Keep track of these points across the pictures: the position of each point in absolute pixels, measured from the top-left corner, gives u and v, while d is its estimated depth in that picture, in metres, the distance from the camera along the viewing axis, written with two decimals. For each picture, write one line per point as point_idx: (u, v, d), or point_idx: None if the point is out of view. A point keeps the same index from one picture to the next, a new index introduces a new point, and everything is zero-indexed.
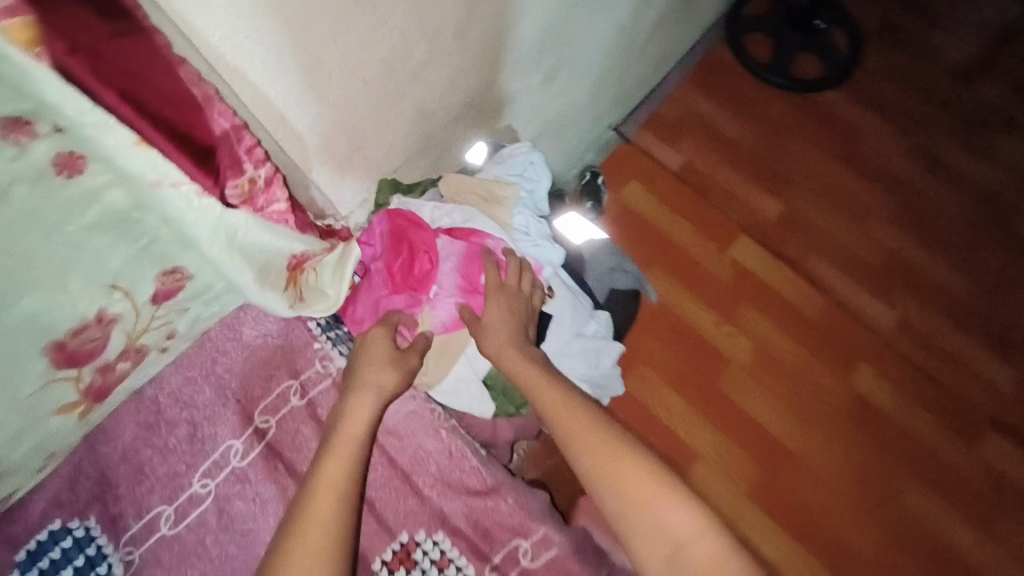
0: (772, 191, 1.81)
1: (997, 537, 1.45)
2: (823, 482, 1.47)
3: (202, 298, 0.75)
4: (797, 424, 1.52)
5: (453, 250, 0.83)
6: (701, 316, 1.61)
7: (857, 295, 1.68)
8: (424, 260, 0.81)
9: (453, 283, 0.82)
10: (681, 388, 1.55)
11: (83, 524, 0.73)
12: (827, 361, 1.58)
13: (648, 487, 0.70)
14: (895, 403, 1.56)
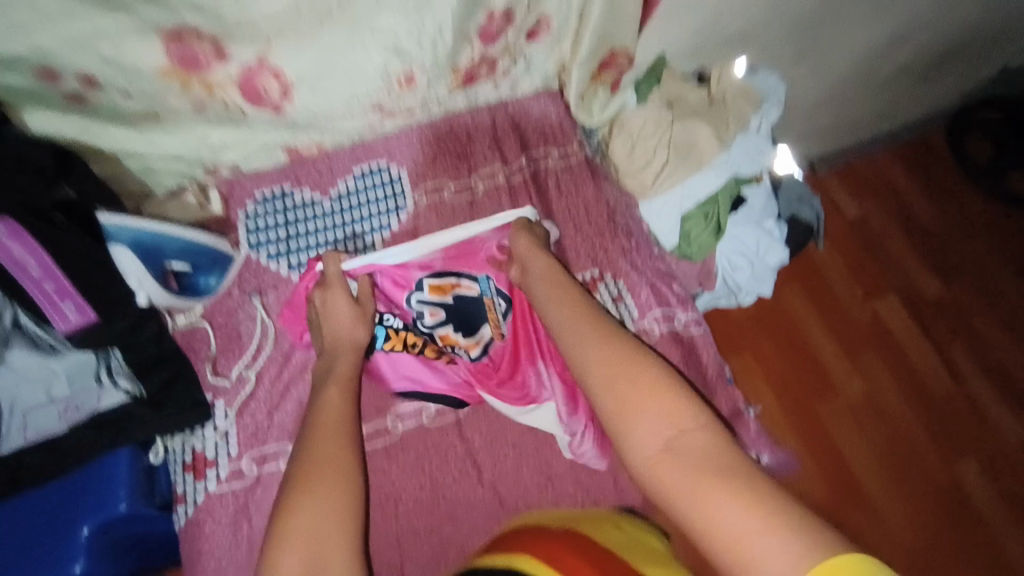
0: (936, 272, 1.83)
1: None
2: (885, 531, 1.50)
3: (548, 56, 0.93)
4: (878, 473, 1.57)
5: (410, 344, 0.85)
6: (823, 343, 1.70)
7: (986, 395, 1.68)
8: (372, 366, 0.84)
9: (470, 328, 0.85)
10: (780, 392, 1.65)
11: (398, 170, 0.97)
12: (930, 434, 1.62)
13: (650, 383, 0.60)
14: (988, 503, 1.55)
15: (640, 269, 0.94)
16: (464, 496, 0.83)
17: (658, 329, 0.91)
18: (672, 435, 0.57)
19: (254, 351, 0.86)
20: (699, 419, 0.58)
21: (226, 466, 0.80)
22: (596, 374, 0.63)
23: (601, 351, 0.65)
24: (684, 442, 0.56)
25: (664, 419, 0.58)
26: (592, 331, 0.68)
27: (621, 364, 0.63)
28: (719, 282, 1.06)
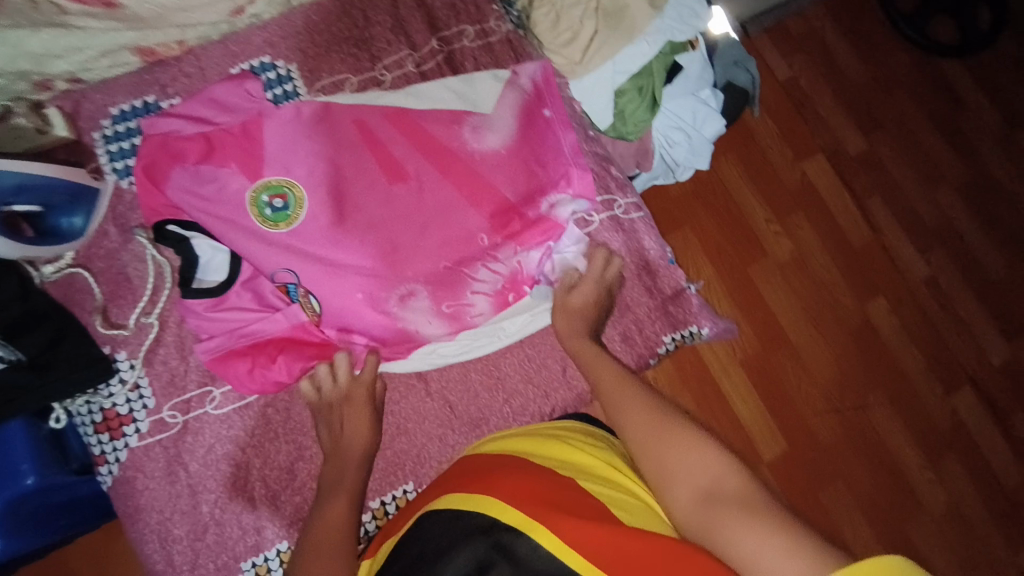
0: (861, 130, 1.86)
1: (937, 468, 1.64)
2: (809, 375, 1.65)
3: None
4: (804, 324, 1.68)
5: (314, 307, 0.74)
6: (755, 209, 1.73)
7: (899, 242, 1.80)
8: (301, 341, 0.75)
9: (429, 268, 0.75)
10: (718, 263, 1.69)
11: (284, 64, 0.82)
12: (850, 284, 1.73)
13: (680, 431, 0.62)
14: (897, 339, 1.71)
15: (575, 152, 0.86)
16: (415, 410, 0.82)
17: (597, 218, 0.86)
18: (707, 484, 0.57)
19: (151, 293, 0.76)
20: (730, 464, 0.58)
21: (146, 419, 0.73)
22: (623, 421, 0.66)
23: (629, 403, 0.67)
24: (717, 491, 0.56)
25: (698, 467, 0.59)
26: (615, 385, 0.70)
27: (650, 416, 0.65)
28: (657, 160, 1.01)
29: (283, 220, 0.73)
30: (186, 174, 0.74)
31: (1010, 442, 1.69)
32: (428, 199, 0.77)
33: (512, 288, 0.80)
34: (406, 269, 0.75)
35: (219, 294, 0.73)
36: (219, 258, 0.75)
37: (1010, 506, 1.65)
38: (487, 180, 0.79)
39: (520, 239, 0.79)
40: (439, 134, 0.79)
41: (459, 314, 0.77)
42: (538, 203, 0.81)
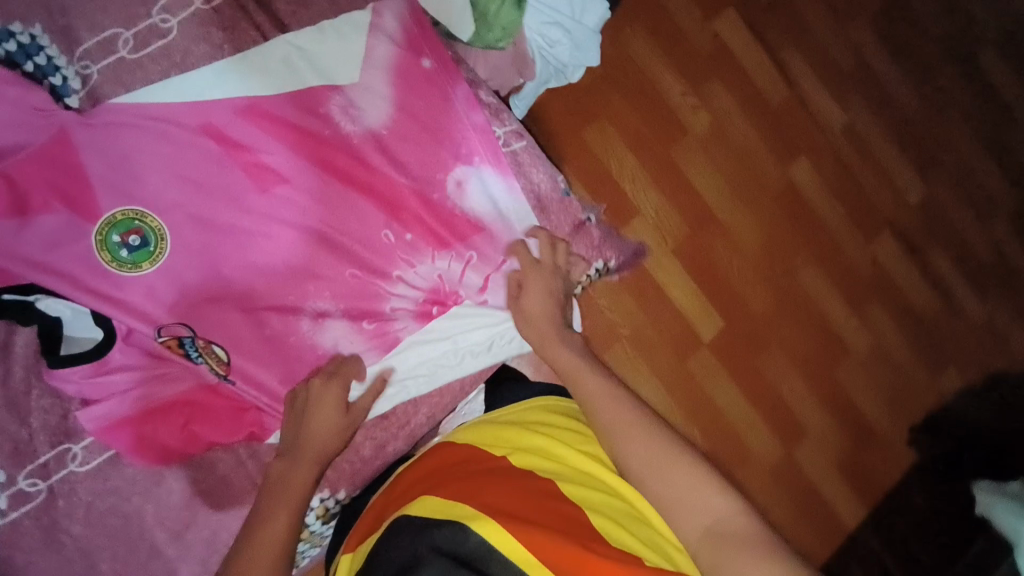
0: None
1: (862, 315, 1.73)
2: (737, 250, 1.65)
3: None
4: (729, 199, 1.64)
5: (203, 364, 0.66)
6: (670, 85, 1.60)
7: (818, 95, 1.72)
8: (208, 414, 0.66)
9: (339, 285, 0.68)
10: (637, 148, 1.58)
11: (26, 25, 0.61)
12: (772, 149, 1.67)
13: (676, 461, 0.55)
14: (819, 197, 1.71)
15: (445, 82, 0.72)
16: None
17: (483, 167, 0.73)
18: (709, 521, 0.52)
19: None
20: (735, 506, 0.52)
21: (1, 497, 0.62)
22: (614, 439, 0.58)
23: (616, 425, 0.59)
24: (722, 530, 0.51)
25: (703, 508, 0.52)
26: (607, 406, 0.60)
27: (646, 437, 0.57)
28: (540, 65, 0.86)
29: (146, 258, 0.64)
30: (6, 229, 0.61)
31: (924, 273, 1.78)
32: (305, 200, 0.68)
33: (436, 302, 0.72)
34: (302, 286, 0.67)
35: (97, 357, 0.63)
36: (84, 317, 0.63)
37: (926, 336, 1.77)
38: (375, 166, 0.69)
39: (438, 241, 0.71)
40: (310, 125, 0.67)
41: (382, 330, 0.70)
42: (444, 182, 0.71)
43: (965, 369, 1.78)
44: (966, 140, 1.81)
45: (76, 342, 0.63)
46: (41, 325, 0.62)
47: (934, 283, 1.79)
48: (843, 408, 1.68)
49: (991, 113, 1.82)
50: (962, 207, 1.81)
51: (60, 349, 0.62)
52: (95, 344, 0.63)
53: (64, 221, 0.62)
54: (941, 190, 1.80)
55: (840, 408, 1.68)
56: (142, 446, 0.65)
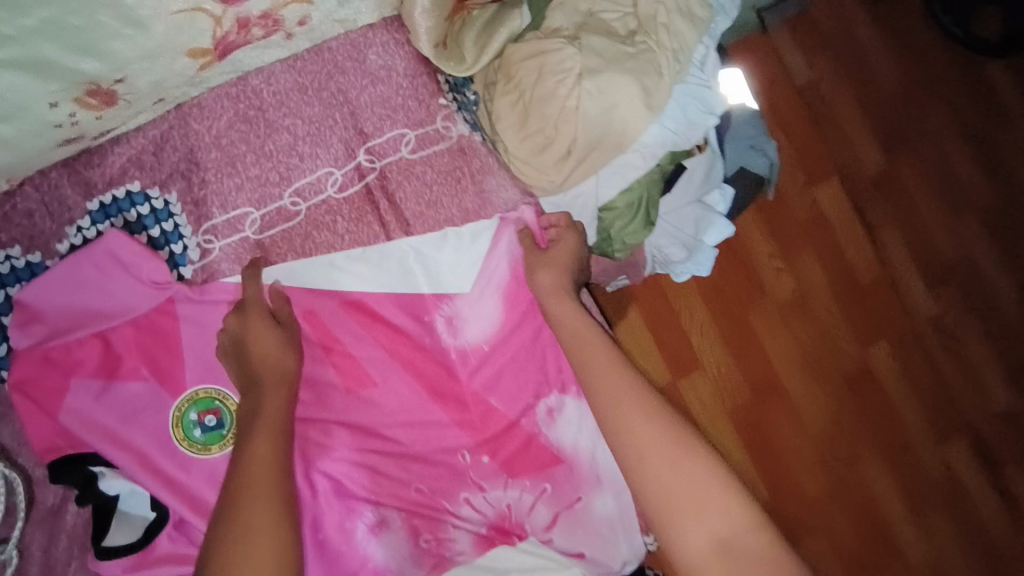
0: (885, 146, 1.64)
1: (920, 520, 1.61)
2: (798, 425, 1.56)
3: None
4: (798, 370, 1.57)
5: None
6: (758, 242, 1.55)
7: (912, 279, 1.64)
8: None
9: (403, 496, 0.65)
10: (715, 304, 1.53)
11: (162, 195, 0.61)
12: (853, 327, 1.59)
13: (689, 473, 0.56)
14: (895, 384, 1.61)
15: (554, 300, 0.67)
16: None
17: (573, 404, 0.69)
18: (725, 531, 0.54)
19: (7, 514, 0.59)
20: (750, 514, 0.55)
21: None
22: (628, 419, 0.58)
23: (623, 399, 0.59)
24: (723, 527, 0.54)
25: (719, 519, 0.54)
26: (622, 386, 0.60)
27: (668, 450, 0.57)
28: (647, 270, 0.83)
29: (216, 442, 0.62)
30: (89, 389, 0.60)
31: (996, 485, 1.66)
32: (389, 406, 0.66)
33: (501, 533, 0.67)
34: (365, 494, 0.65)
35: (144, 545, 0.60)
36: (138, 494, 0.61)
37: (987, 555, 1.64)
38: (462, 382, 0.68)
39: (514, 469, 0.68)
40: (411, 330, 0.67)
41: (438, 551, 0.65)
42: (534, 408, 0.69)
43: None
44: None
45: (126, 524, 0.60)
46: (94, 502, 0.60)
47: (1005, 498, 1.66)
48: None
49: None
50: None
51: (109, 532, 0.59)
52: (144, 526, 0.61)
53: (150, 389, 0.62)
54: None
55: None
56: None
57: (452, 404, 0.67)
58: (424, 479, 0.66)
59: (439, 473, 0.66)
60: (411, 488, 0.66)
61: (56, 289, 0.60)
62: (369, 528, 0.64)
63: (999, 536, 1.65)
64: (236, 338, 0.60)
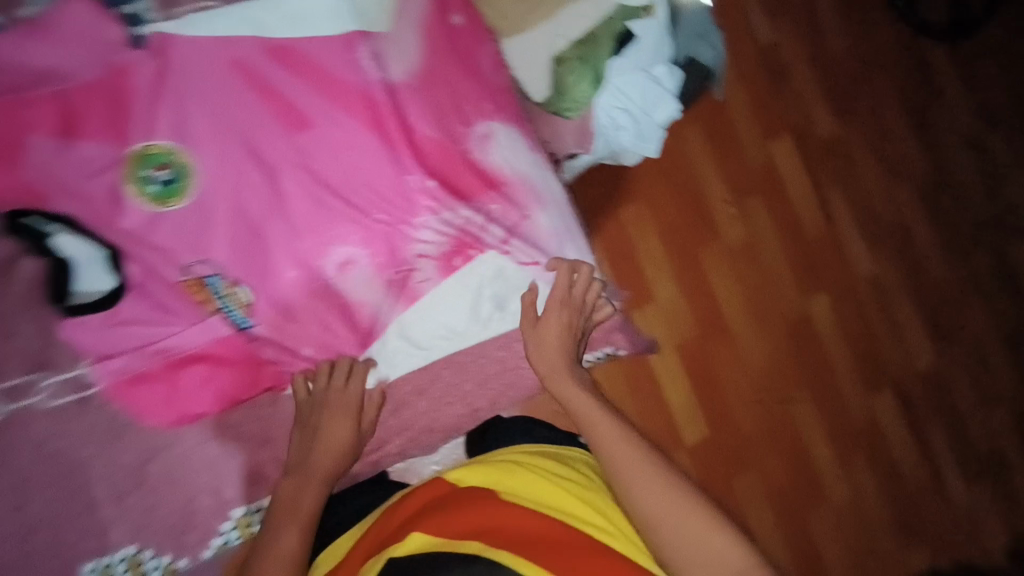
0: (838, 113, 1.74)
1: (845, 465, 1.70)
2: (741, 364, 1.64)
3: None
4: (743, 314, 1.65)
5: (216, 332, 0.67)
6: (712, 185, 1.63)
7: (853, 238, 1.75)
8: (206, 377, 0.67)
9: (367, 261, 0.69)
10: (669, 241, 1.59)
11: None
12: (796, 278, 1.69)
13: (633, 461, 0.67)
14: (830, 332, 1.71)
15: (504, 112, 0.73)
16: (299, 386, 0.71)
17: (495, 132, 0.72)
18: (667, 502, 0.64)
19: None
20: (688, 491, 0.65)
21: None
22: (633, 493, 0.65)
23: (597, 420, 0.71)
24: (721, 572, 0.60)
25: (657, 496, 0.64)
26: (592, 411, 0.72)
27: (626, 449, 0.68)
28: (599, 141, 0.88)
29: (174, 195, 0.64)
30: (48, 146, 0.61)
31: (914, 434, 1.77)
32: (339, 206, 0.68)
33: (460, 250, 0.71)
34: (326, 268, 0.68)
35: (110, 305, 0.64)
36: (97, 267, 0.63)
37: (903, 501, 1.74)
38: (415, 129, 0.70)
39: (462, 192, 0.71)
40: (369, 133, 0.68)
41: (404, 279, 0.70)
42: (466, 134, 0.71)
43: (936, 544, 1.74)
44: (982, 318, 1.85)
45: (83, 292, 0.63)
46: (58, 262, 0.62)
47: (924, 449, 1.78)
48: (807, 554, 1.63)
49: (1009, 298, 1.87)
50: (964, 382, 1.83)
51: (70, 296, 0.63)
52: (101, 296, 0.64)
53: (104, 156, 0.63)
54: (948, 360, 1.82)
55: (804, 553, 1.63)
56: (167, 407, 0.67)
57: (415, 191, 0.70)
58: (382, 258, 0.69)
59: (407, 248, 0.70)
60: (358, 262, 0.69)
61: (25, 47, 0.62)
62: (329, 294, 0.68)
63: (915, 484, 1.76)
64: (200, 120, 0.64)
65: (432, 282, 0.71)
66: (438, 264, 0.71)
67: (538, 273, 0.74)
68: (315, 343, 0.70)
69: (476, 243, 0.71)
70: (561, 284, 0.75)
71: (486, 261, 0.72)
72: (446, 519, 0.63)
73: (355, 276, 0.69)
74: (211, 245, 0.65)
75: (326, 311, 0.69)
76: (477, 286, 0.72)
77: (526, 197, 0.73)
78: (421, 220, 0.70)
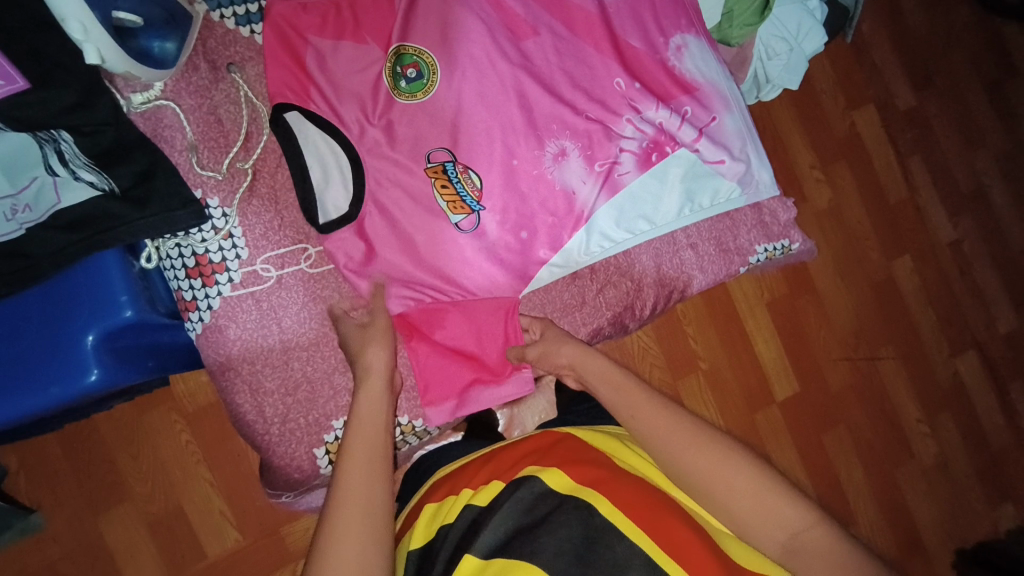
0: (916, 85, 1.64)
1: (932, 424, 1.60)
2: (830, 322, 1.53)
3: None
4: (830, 269, 1.55)
5: (454, 211, 0.73)
6: (801, 153, 1.55)
7: (940, 207, 1.65)
8: (444, 253, 0.73)
9: (578, 155, 0.76)
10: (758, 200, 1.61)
11: None
12: (879, 238, 1.59)
13: (730, 482, 0.57)
14: (914, 295, 1.62)
15: (696, 28, 0.81)
16: (517, 273, 0.76)
17: (688, 44, 0.80)
18: (788, 537, 0.54)
19: (245, 140, 0.70)
20: (809, 513, 0.54)
21: (237, 271, 0.68)
22: (693, 475, 0.58)
23: (680, 441, 0.60)
24: (805, 544, 0.53)
25: (774, 518, 0.55)
26: (676, 426, 0.61)
27: (720, 465, 0.58)
28: (751, 73, 0.96)
29: (419, 90, 0.72)
30: (325, 43, 0.71)
31: (1004, 411, 1.67)
32: (557, 105, 0.76)
33: (656, 148, 0.78)
34: (543, 162, 0.75)
35: (354, 205, 0.70)
36: (341, 171, 0.71)
37: (1000, 475, 1.64)
38: (621, 40, 0.78)
39: (661, 96, 0.78)
40: (581, 42, 0.78)
41: (609, 172, 0.77)
42: (664, 46, 0.79)
43: None
44: None
45: (331, 199, 0.71)
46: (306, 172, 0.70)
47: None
48: (904, 520, 1.54)
49: None
50: None
51: (322, 202, 0.70)
52: (348, 198, 0.71)
53: (368, 54, 0.72)
54: None
55: (900, 519, 1.54)
56: (426, 398, 0.74)
57: (619, 93, 0.77)
58: (592, 152, 0.76)
59: (612, 144, 0.77)
60: (572, 154, 0.76)
61: None
62: (545, 182, 0.75)
63: (1015, 458, 1.66)
64: (446, 25, 0.74)
65: (632, 176, 0.77)
66: (636, 158, 0.77)
67: (726, 175, 0.79)
68: (533, 230, 0.75)
69: (671, 142, 0.78)
70: (742, 184, 0.80)
71: (676, 160, 0.78)
72: (584, 471, 0.62)
73: (569, 168, 0.76)
74: (453, 134, 0.73)
75: (543, 203, 0.75)
76: (671, 181, 0.78)
77: (717, 104, 0.79)
78: (626, 119, 0.77)
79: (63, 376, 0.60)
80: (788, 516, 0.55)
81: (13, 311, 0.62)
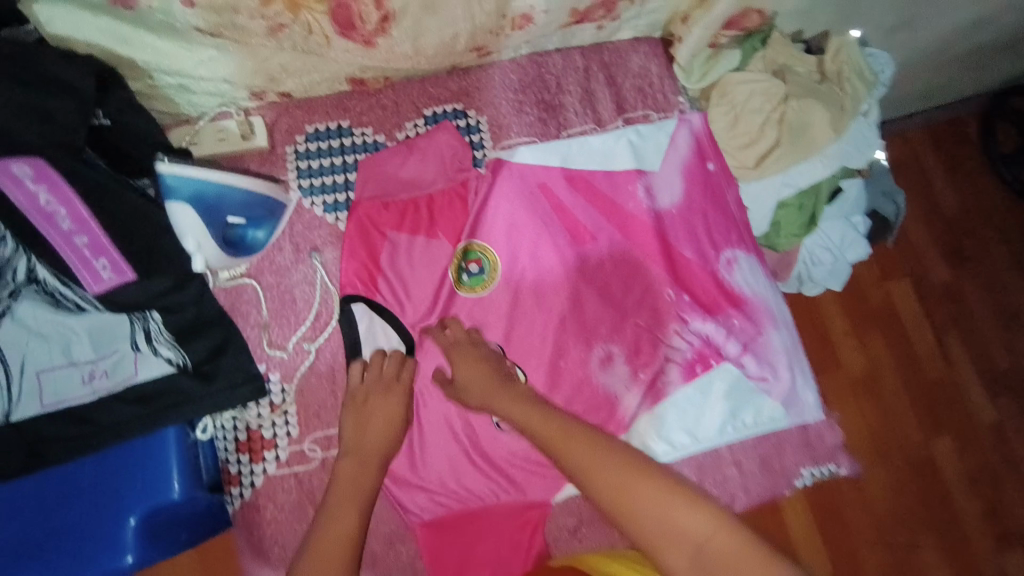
0: (950, 258, 1.31)
1: None
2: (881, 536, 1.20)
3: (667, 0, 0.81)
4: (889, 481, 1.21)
5: None
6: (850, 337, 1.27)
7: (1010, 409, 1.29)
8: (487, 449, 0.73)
9: (624, 361, 0.78)
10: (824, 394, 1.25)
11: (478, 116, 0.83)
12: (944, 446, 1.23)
13: (637, 499, 0.53)
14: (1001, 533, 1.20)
15: (748, 245, 0.85)
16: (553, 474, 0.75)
17: (739, 260, 0.83)
18: (695, 546, 0.50)
19: (315, 317, 0.74)
20: (719, 515, 0.52)
21: (286, 450, 0.70)
22: (599, 483, 0.55)
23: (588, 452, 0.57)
24: (711, 553, 0.50)
25: (680, 530, 0.51)
26: (580, 443, 0.58)
27: (629, 478, 0.54)
28: (794, 273, 1.00)
29: (479, 284, 0.77)
30: (401, 236, 0.77)
31: None
32: (608, 308, 0.79)
33: (701, 360, 0.79)
34: (589, 364, 0.78)
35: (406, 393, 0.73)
36: (397, 357, 0.74)
37: None
38: (675, 250, 0.82)
39: (710, 309, 0.81)
40: (636, 249, 0.82)
41: (654, 380, 0.78)
42: (716, 258, 0.83)
43: None
44: None
45: None
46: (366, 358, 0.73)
47: None
48: None
49: None
50: None
51: None
52: None
53: (438, 249, 0.77)
54: None
55: None
56: None
57: (669, 302, 0.81)
58: (636, 359, 0.79)
59: (658, 352, 0.79)
60: (619, 359, 0.78)
61: (396, 161, 0.78)
62: (589, 385, 0.77)
63: None
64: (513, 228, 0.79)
65: (675, 386, 0.78)
66: (679, 368, 0.79)
67: (769, 393, 0.80)
68: None
69: (716, 357, 0.79)
70: (784, 403, 0.80)
71: (720, 373, 0.79)
72: None
73: (614, 374, 0.78)
74: (507, 331, 0.77)
75: (586, 406, 0.76)
76: (715, 395, 0.79)
77: (765, 321, 0.81)
78: (675, 329, 0.80)
79: (94, 553, 0.62)
80: (698, 521, 0.51)
81: (59, 477, 0.64)
